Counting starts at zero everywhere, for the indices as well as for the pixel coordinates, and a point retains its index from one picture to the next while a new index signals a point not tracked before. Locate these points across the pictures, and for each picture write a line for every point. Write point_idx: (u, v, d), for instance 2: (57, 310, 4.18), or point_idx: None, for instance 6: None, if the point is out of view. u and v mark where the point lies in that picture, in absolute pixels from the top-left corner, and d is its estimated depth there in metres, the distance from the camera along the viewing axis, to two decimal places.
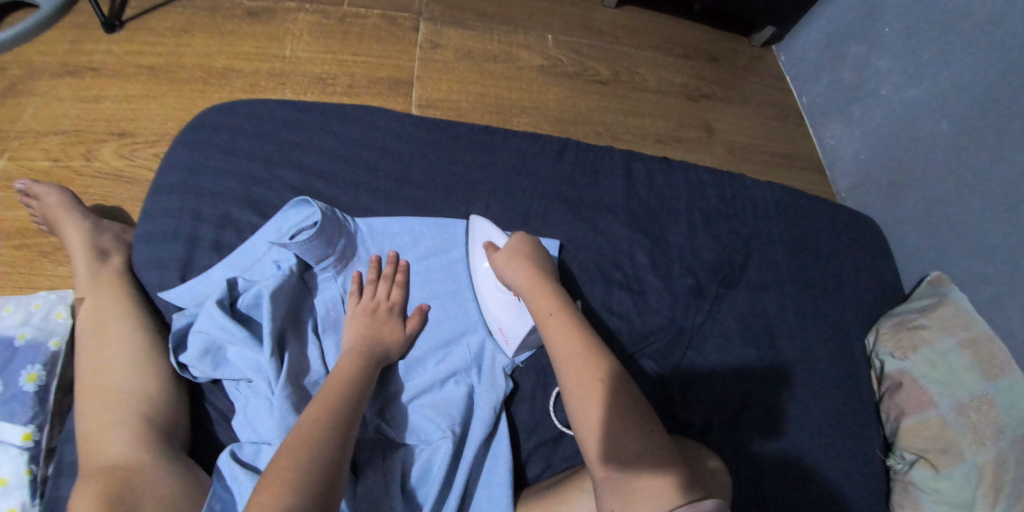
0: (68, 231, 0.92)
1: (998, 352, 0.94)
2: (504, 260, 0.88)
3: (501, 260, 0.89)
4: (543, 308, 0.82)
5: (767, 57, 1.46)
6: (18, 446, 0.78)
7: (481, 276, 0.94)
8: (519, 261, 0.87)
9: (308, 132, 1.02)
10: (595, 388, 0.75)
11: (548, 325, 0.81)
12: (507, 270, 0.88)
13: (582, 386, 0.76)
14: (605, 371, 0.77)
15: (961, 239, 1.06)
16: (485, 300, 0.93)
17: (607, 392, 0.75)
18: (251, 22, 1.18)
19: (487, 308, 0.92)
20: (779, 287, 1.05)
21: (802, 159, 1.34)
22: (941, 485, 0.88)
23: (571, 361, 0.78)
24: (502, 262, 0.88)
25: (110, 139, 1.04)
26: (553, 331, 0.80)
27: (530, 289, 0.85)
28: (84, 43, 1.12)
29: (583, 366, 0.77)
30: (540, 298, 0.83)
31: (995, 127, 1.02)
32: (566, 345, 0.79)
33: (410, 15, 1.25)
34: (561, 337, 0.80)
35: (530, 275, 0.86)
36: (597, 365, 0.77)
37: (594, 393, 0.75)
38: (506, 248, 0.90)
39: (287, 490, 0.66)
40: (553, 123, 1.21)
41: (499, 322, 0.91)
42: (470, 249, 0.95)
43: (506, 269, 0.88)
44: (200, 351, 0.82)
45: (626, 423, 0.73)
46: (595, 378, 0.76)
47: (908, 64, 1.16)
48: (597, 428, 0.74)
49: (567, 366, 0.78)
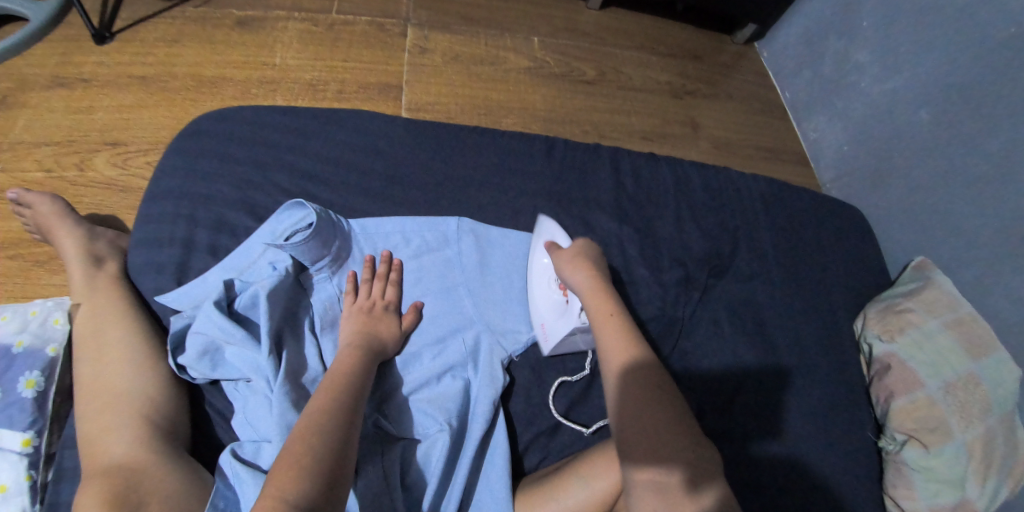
0: (62, 239, 0.92)
1: (982, 332, 0.97)
2: (566, 260, 0.89)
3: (564, 259, 0.90)
4: (602, 308, 0.83)
5: (750, 55, 1.49)
6: (18, 452, 0.78)
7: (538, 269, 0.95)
8: (581, 264, 0.88)
9: (299, 137, 1.03)
10: (649, 386, 0.75)
11: (604, 323, 0.81)
12: (568, 268, 0.88)
13: (635, 384, 0.75)
14: (659, 374, 0.76)
15: (944, 224, 1.08)
16: (537, 295, 0.95)
17: (660, 393, 0.75)
18: (241, 31, 1.19)
19: (535, 305, 0.95)
20: (767, 277, 1.08)
21: (787, 153, 1.37)
22: (932, 463, 0.90)
23: (627, 359, 0.77)
24: (564, 261, 0.89)
25: (102, 149, 1.05)
26: (609, 331, 0.80)
27: (590, 289, 0.85)
28: (75, 56, 1.13)
29: (639, 366, 0.77)
30: (599, 299, 0.84)
31: (972, 115, 1.05)
32: (622, 345, 0.79)
33: (397, 21, 1.27)
34: (618, 338, 0.80)
35: (591, 276, 0.87)
36: (652, 367, 0.77)
37: (648, 391, 0.74)
38: (571, 249, 0.91)
39: (301, 477, 0.68)
40: (541, 123, 1.23)
41: (541, 315, 0.93)
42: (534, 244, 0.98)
43: (566, 269, 0.89)
44: (198, 352, 0.83)
45: (673, 426, 0.72)
46: (652, 379, 0.76)
47: (887, 56, 1.19)
48: (642, 424, 0.72)
49: (622, 363, 0.77)
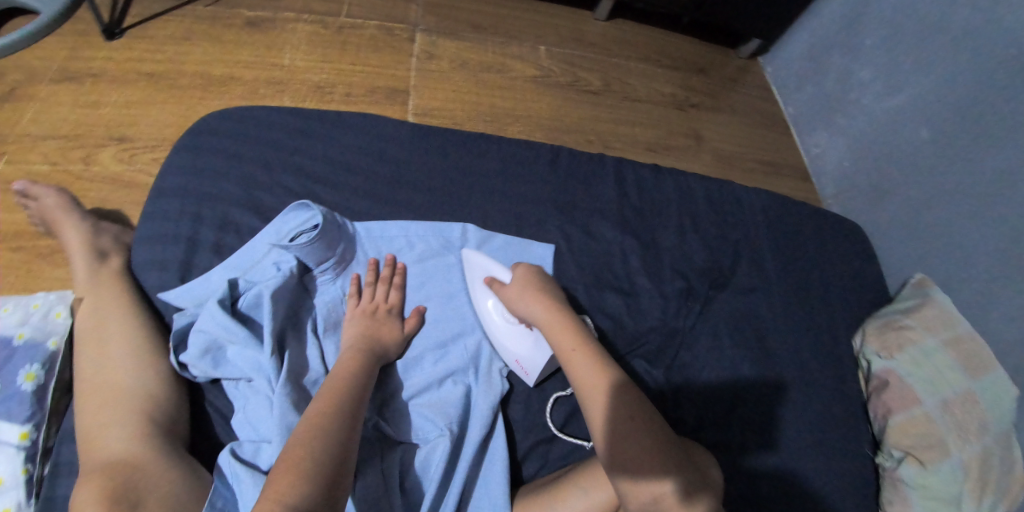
0: (67, 233, 0.92)
1: (980, 351, 0.98)
2: (518, 296, 0.88)
3: (514, 295, 0.89)
4: (565, 343, 0.82)
5: (753, 70, 1.50)
6: (15, 446, 0.78)
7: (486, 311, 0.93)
8: (536, 296, 0.88)
9: (306, 138, 1.03)
10: (626, 422, 0.75)
11: (571, 358, 0.81)
12: (522, 304, 0.88)
13: (613, 421, 0.75)
14: (633, 405, 0.76)
15: (943, 242, 1.09)
16: (496, 332, 0.92)
17: (637, 426, 0.74)
18: (250, 31, 1.20)
19: (499, 341, 0.92)
20: (768, 290, 1.08)
21: (788, 168, 1.38)
22: (929, 481, 0.91)
23: (598, 395, 0.78)
24: (516, 297, 0.89)
25: (109, 144, 1.05)
26: (577, 366, 0.80)
27: (548, 323, 0.85)
28: (84, 51, 1.14)
29: (611, 401, 0.77)
30: (561, 332, 0.84)
31: (974, 134, 1.06)
32: (591, 379, 0.79)
33: (406, 26, 1.28)
34: (587, 374, 0.79)
35: (546, 309, 0.86)
36: (624, 399, 0.77)
37: (627, 428, 0.74)
38: (516, 280, 0.90)
39: (300, 480, 0.68)
40: (546, 131, 1.24)
41: (511, 351, 0.91)
42: (471, 287, 0.95)
43: (522, 305, 0.88)
44: (200, 350, 0.82)
45: (658, 458, 0.72)
46: (627, 413, 0.75)
47: (889, 75, 1.21)
48: (628, 461, 0.73)
49: (595, 400, 0.77)
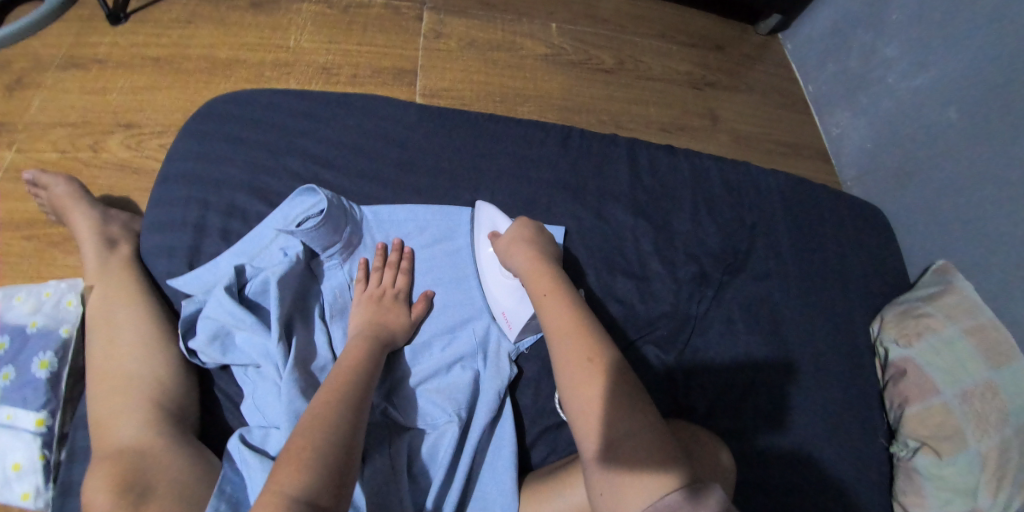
0: (76, 221, 0.92)
1: (1003, 340, 0.95)
2: (505, 246, 0.90)
3: (504, 245, 0.90)
4: (539, 287, 0.83)
5: (773, 46, 1.45)
6: (32, 432, 0.80)
7: (484, 261, 0.95)
8: (521, 245, 0.89)
9: (312, 122, 1.02)
10: (585, 363, 0.75)
11: (542, 303, 0.82)
12: (508, 254, 0.89)
13: (573, 361, 0.76)
14: (593, 347, 0.76)
15: (968, 226, 1.06)
16: (489, 283, 0.94)
17: (594, 368, 0.74)
18: (255, 13, 1.18)
19: (492, 293, 0.94)
20: (782, 275, 1.06)
21: (808, 148, 1.34)
22: (945, 472, 0.90)
23: (562, 334, 0.78)
24: (504, 247, 0.90)
25: (117, 130, 1.05)
26: (547, 309, 0.81)
27: (529, 271, 0.86)
28: (90, 36, 1.12)
29: (573, 341, 0.77)
30: (538, 279, 0.84)
31: (1003, 115, 1.01)
32: (557, 323, 0.79)
33: (413, 5, 1.25)
34: (554, 316, 0.80)
35: (529, 258, 0.87)
36: (586, 341, 0.77)
37: (584, 368, 0.75)
38: (509, 234, 0.91)
39: (304, 470, 0.69)
40: (557, 112, 1.21)
41: (500, 303, 0.93)
42: (475, 236, 0.96)
43: (507, 253, 0.89)
44: (209, 337, 0.83)
45: (610, 400, 0.72)
46: (585, 353, 0.76)
47: (915, 51, 1.16)
48: (583, 400, 0.73)
49: (558, 340, 0.78)
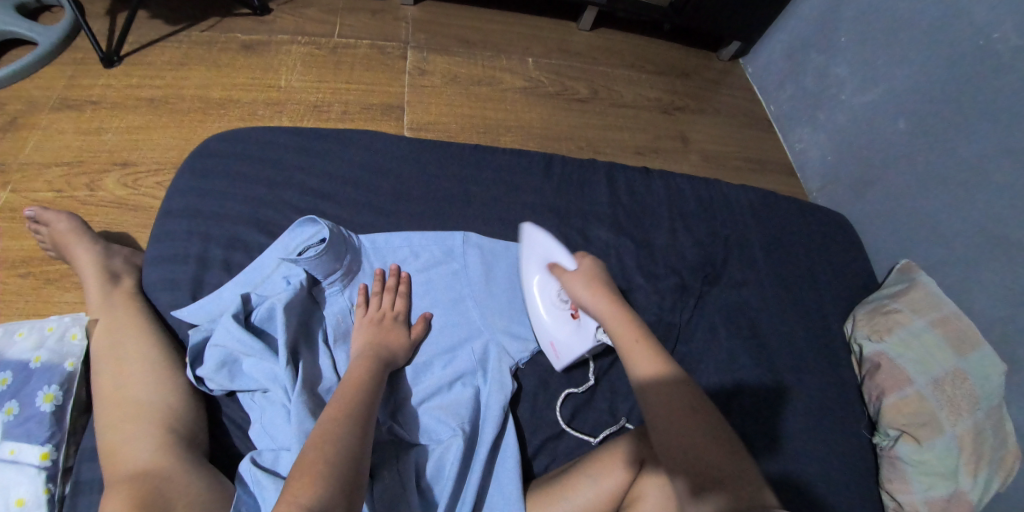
0: (79, 256, 0.93)
1: (967, 329, 1.02)
2: (572, 276, 0.91)
3: (570, 275, 0.92)
4: (628, 335, 0.82)
5: (735, 72, 1.55)
6: (36, 466, 0.79)
7: (535, 292, 0.97)
8: (597, 289, 0.88)
9: (307, 154, 1.06)
10: (688, 415, 0.74)
11: (615, 329, 0.83)
12: (574, 284, 0.90)
13: (676, 413, 0.75)
14: (694, 399, 0.76)
15: (926, 228, 1.14)
16: (539, 314, 0.96)
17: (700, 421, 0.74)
18: (246, 55, 1.23)
19: (540, 324, 0.96)
20: (759, 282, 1.12)
21: (774, 165, 1.42)
22: (925, 457, 0.95)
23: (659, 385, 0.77)
24: (579, 289, 0.89)
25: (112, 169, 1.07)
26: (637, 358, 0.80)
27: (597, 297, 0.87)
28: (83, 79, 1.15)
29: (674, 392, 0.76)
30: (609, 305, 0.86)
31: (949, 123, 1.11)
32: (633, 346, 0.81)
33: (398, 44, 1.31)
34: (647, 366, 0.79)
35: (597, 286, 0.89)
36: (687, 391, 0.76)
37: (688, 420, 0.74)
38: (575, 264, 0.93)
39: (318, 483, 0.71)
40: (539, 139, 1.27)
41: (551, 333, 0.95)
42: (528, 266, 0.99)
43: (583, 297, 0.89)
44: (216, 364, 0.84)
45: (717, 454, 0.72)
46: (689, 405, 0.75)
47: (865, 70, 1.26)
48: (689, 453, 0.72)
49: (658, 391, 0.76)
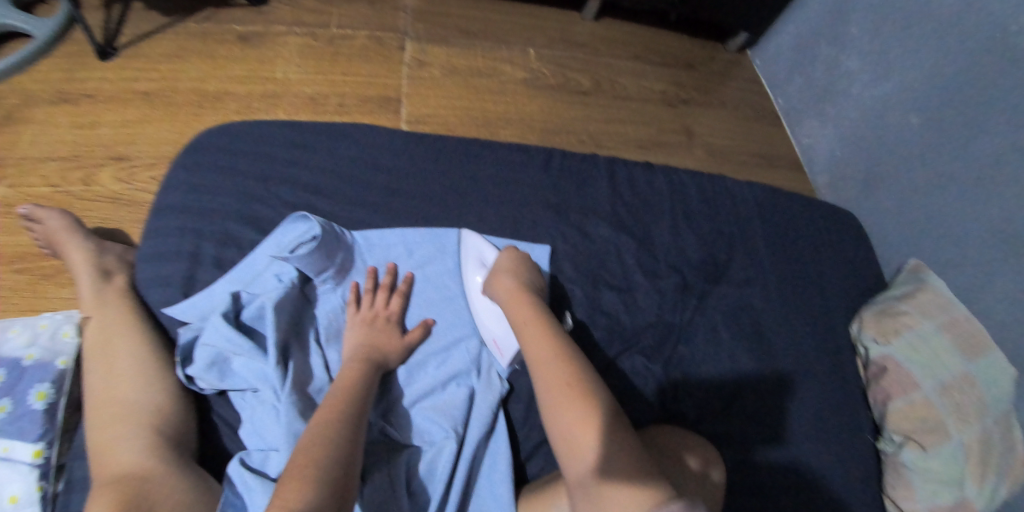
0: (71, 253, 0.93)
1: (976, 332, 1.00)
2: (491, 276, 0.94)
3: (489, 275, 0.94)
4: (520, 318, 0.86)
5: (742, 63, 1.51)
6: (28, 464, 0.79)
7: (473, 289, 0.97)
8: (503, 275, 0.92)
9: (300, 150, 1.04)
10: (564, 389, 0.77)
11: (523, 334, 0.85)
12: (492, 285, 0.93)
13: (554, 388, 0.78)
14: (574, 376, 0.79)
15: (936, 228, 1.11)
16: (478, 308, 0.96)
17: (576, 395, 0.77)
18: (242, 46, 1.21)
19: (481, 320, 0.95)
20: (762, 282, 1.10)
21: (780, 159, 1.39)
22: (931, 464, 0.93)
23: (541, 362, 0.81)
24: (488, 279, 0.94)
25: (108, 163, 1.06)
26: (527, 339, 0.84)
27: (510, 300, 0.89)
28: (79, 71, 1.14)
29: (554, 369, 0.79)
30: (520, 308, 0.87)
31: (962, 120, 1.07)
32: (537, 351, 0.82)
33: (396, 35, 1.29)
34: (534, 344, 0.83)
35: (511, 287, 0.90)
36: (565, 368, 0.79)
37: (566, 396, 0.77)
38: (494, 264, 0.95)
39: (307, 488, 0.70)
40: (539, 133, 1.25)
41: (492, 332, 0.94)
42: (461, 263, 0.99)
43: (489, 285, 0.93)
44: (206, 363, 0.84)
45: (591, 424, 0.74)
46: (566, 382, 0.78)
47: (876, 64, 1.22)
48: (562, 425, 0.76)
49: (541, 370, 0.80)
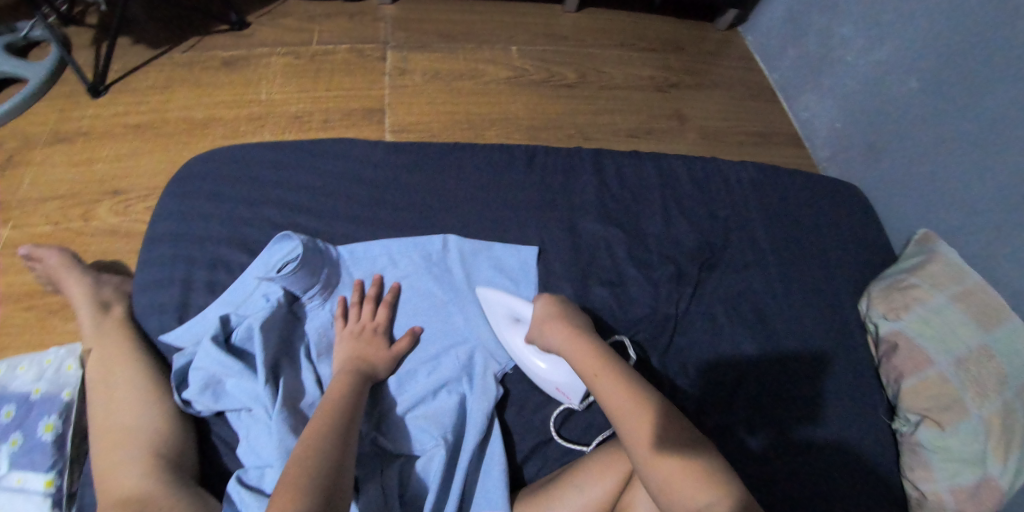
0: (70, 288, 0.97)
1: (993, 302, 0.94)
2: (541, 326, 0.90)
3: (539, 325, 0.90)
4: (589, 366, 0.81)
5: (734, 40, 1.49)
6: (42, 493, 0.83)
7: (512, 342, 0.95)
8: (557, 324, 0.88)
9: (283, 169, 1.06)
10: (657, 441, 0.72)
11: (596, 383, 0.80)
12: (545, 335, 0.89)
13: (645, 442, 0.73)
14: (665, 425, 0.74)
15: (943, 195, 1.06)
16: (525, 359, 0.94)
17: (670, 447, 0.72)
18: (226, 71, 1.24)
19: (536, 373, 0.93)
20: (760, 265, 1.07)
21: (780, 136, 1.35)
22: (948, 442, 0.88)
23: (624, 412, 0.75)
24: (537, 331, 0.90)
25: (105, 198, 1.10)
26: (601, 387, 0.79)
27: (571, 347, 0.85)
28: (73, 111, 1.18)
29: (638, 418, 0.74)
30: (585, 356, 0.83)
31: (961, 80, 1.02)
32: (617, 399, 0.77)
33: (376, 46, 1.30)
34: (610, 392, 0.78)
35: (569, 334, 0.86)
36: (651, 417, 0.74)
37: (658, 449, 0.72)
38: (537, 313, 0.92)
39: (299, 498, 0.71)
40: (525, 131, 1.24)
41: (552, 380, 0.92)
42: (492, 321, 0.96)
43: (543, 335, 0.89)
44: (200, 386, 0.87)
45: (691, 476, 0.70)
46: (657, 433, 0.73)
47: (871, 28, 1.17)
48: (666, 480, 0.70)
49: (625, 421, 0.75)
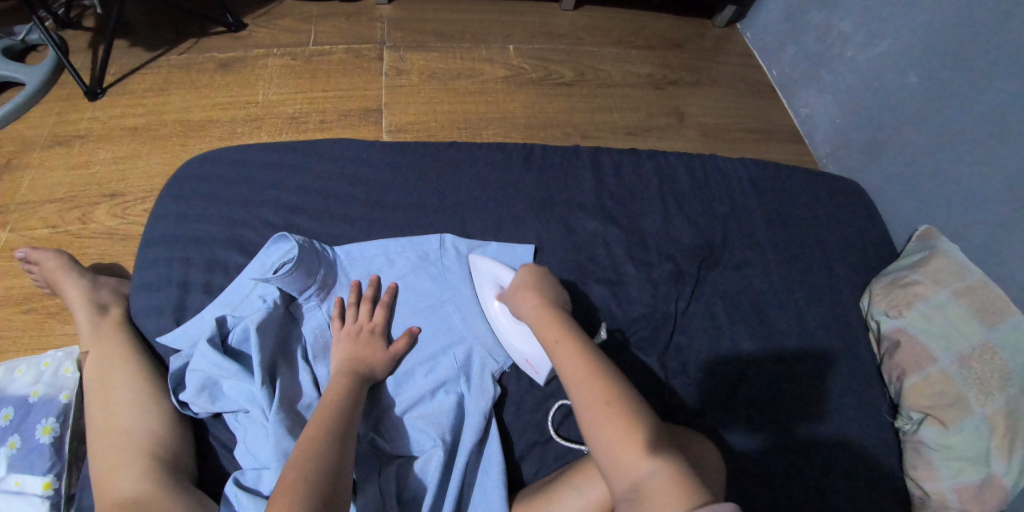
0: (67, 291, 0.97)
1: (995, 298, 0.93)
2: (512, 297, 0.90)
3: (511, 295, 0.91)
4: (550, 334, 0.81)
5: (733, 37, 1.48)
6: (40, 495, 0.83)
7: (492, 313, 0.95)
8: (527, 293, 0.89)
9: (280, 170, 1.06)
10: (605, 407, 0.72)
11: (555, 350, 0.80)
12: (515, 304, 0.89)
13: (595, 407, 0.73)
14: (615, 392, 0.73)
15: (945, 191, 1.05)
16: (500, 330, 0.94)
17: (619, 414, 0.71)
18: (222, 73, 1.24)
19: (509, 344, 0.93)
20: (759, 263, 1.06)
21: (780, 132, 1.34)
22: (952, 441, 0.88)
23: (577, 378, 0.75)
24: (510, 298, 0.91)
25: (103, 200, 1.10)
26: (561, 355, 0.79)
27: (536, 316, 0.85)
28: (71, 114, 1.19)
29: (592, 386, 0.74)
30: (548, 324, 0.83)
31: (962, 74, 1.01)
32: (573, 367, 0.77)
33: (373, 46, 1.30)
34: (567, 359, 0.78)
35: (536, 304, 0.86)
36: (605, 385, 0.74)
37: (608, 415, 0.71)
38: (513, 284, 0.92)
39: (298, 501, 0.71)
40: (523, 130, 1.23)
41: (521, 351, 0.92)
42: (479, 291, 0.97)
43: (514, 303, 0.89)
44: (196, 388, 0.86)
45: (637, 443, 0.69)
46: (606, 399, 0.73)
47: (870, 23, 1.16)
48: (610, 445, 0.70)
49: (578, 387, 0.75)
